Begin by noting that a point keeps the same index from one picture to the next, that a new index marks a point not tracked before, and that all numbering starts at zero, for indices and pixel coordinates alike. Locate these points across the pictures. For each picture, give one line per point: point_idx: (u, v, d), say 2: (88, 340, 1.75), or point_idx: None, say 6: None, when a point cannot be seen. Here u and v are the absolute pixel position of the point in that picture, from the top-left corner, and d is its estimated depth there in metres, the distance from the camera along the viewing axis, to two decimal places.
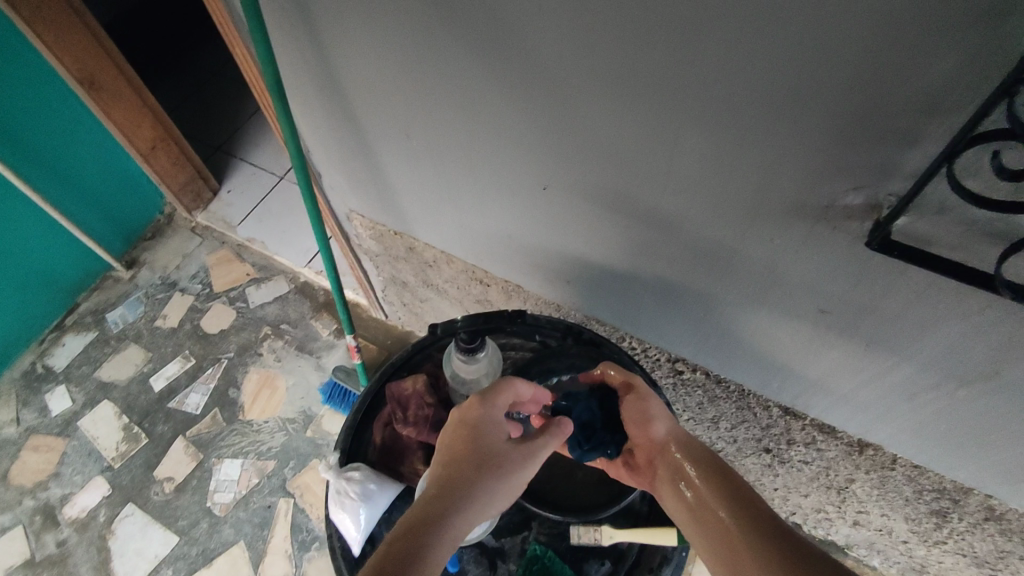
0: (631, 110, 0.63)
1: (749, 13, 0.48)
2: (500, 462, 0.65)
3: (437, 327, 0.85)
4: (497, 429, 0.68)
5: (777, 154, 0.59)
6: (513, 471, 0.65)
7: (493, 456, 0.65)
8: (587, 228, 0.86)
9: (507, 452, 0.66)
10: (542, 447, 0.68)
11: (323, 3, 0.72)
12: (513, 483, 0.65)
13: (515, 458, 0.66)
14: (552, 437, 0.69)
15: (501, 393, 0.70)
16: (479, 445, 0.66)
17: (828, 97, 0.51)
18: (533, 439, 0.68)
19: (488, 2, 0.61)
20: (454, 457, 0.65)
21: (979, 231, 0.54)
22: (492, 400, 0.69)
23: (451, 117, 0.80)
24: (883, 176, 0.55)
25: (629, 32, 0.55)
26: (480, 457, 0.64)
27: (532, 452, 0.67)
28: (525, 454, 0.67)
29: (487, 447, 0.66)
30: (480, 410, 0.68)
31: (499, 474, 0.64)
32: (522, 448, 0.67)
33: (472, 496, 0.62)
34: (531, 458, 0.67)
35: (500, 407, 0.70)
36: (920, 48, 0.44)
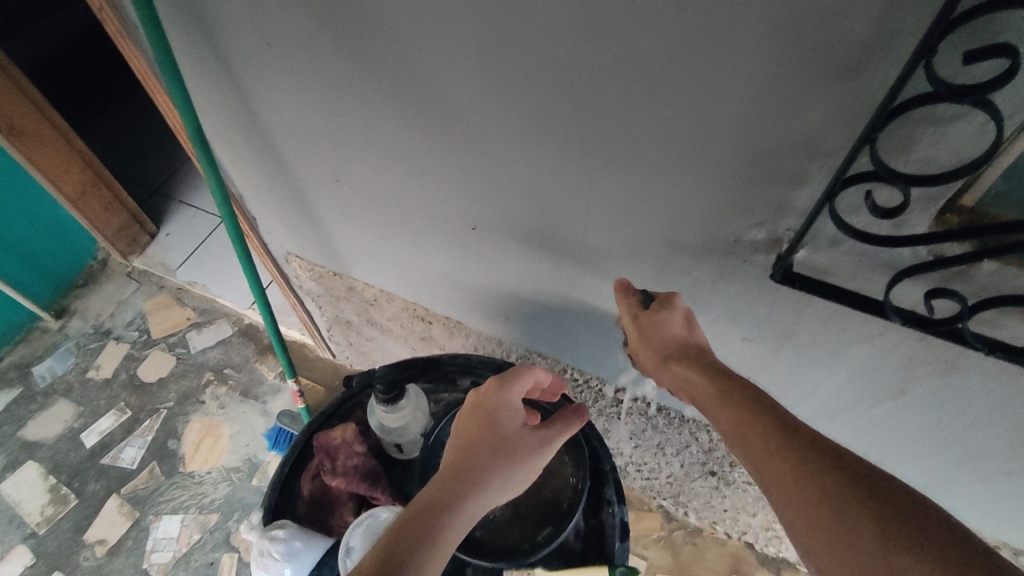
0: (547, 155, 0.65)
1: (641, 68, 0.51)
2: (515, 447, 0.68)
3: (353, 378, 0.86)
4: (512, 415, 0.71)
5: (684, 194, 0.61)
6: (528, 457, 0.68)
7: (508, 441, 0.68)
8: (519, 265, 0.87)
9: (523, 439, 0.69)
10: (557, 436, 0.71)
11: (243, 57, 0.73)
12: (527, 469, 0.68)
13: (530, 445, 0.69)
14: (568, 426, 0.72)
15: (519, 380, 0.73)
16: (496, 429, 0.69)
17: (721, 142, 0.54)
18: (548, 426, 0.71)
19: (402, 57, 0.62)
20: (474, 440, 0.68)
21: (869, 261, 0.57)
22: (511, 386, 0.72)
23: (377, 161, 0.80)
24: (780, 212, 0.58)
25: (535, 84, 0.57)
26: (496, 443, 0.68)
27: (546, 439, 0.71)
28: (540, 441, 0.70)
29: (503, 432, 0.69)
30: (499, 395, 0.71)
31: (515, 457, 0.67)
32: (538, 435, 0.70)
33: (488, 477, 0.65)
34: (545, 446, 0.70)
35: (518, 394, 0.73)
36: (793, 99, 0.47)
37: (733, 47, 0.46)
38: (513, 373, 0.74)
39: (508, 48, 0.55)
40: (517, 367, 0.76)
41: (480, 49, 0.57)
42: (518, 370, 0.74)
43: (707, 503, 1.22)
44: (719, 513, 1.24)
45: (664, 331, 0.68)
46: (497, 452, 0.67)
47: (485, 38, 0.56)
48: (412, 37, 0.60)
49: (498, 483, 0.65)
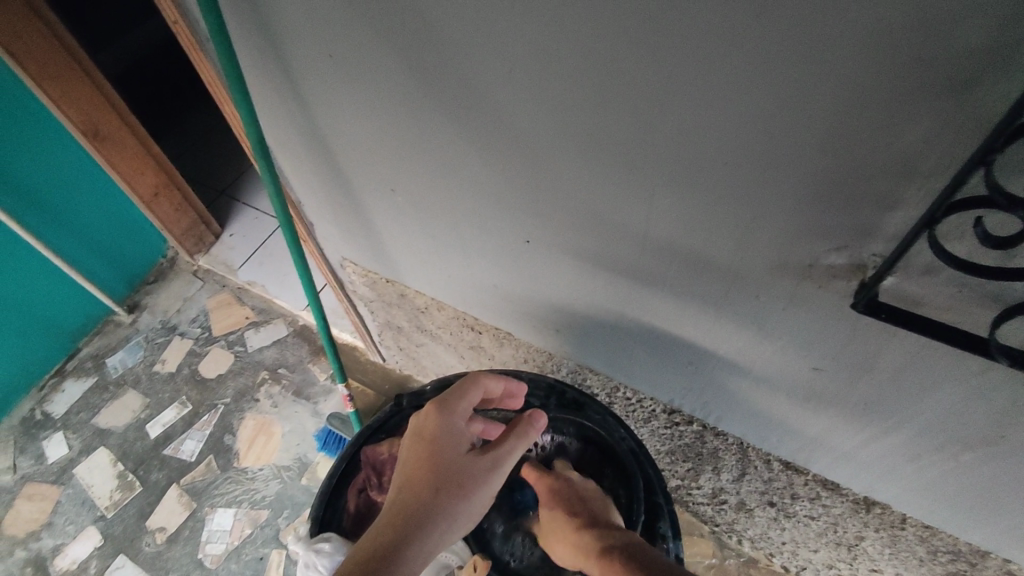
0: (607, 170, 0.62)
1: (717, 83, 0.47)
2: (461, 476, 0.67)
3: (403, 399, 0.85)
4: (456, 440, 0.70)
5: (757, 214, 0.57)
6: (479, 487, 0.67)
7: (456, 474, 0.67)
8: (573, 281, 0.84)
9: (470, 466, 0.68)
10: (508, 454, 0.71)
11: (307, 69, 0.73)
12: (478, 496, 0.67)
13: (479, 470, 0.68)
14: (518, 443, 0.71)
15: (460, 403, 0.73)
16: (440, 460, 0.67)
17: (803, 161, 0.49)
18: (497, 449, 0.70)
19: (461, 69, 0.61)
20: (416, 475, 0.66)
21: (971, 293, 0.51)
22: (452, 411, 0.72)
23: (432, 173, 0.79)
24: (866, 237, 0.53)
25: (597, 97, 0.55)
26: (440, 474, 0.66)
27: (496, 462, 0.69)
28: (490, 467, 0.69)
29: (446, 461, 0.68)
30: (441, 421, 0.71)
31: (464, 490, 0.66)
32: (486, 457, 0.69)
33: (434, 518, 0.64)
34: (495, 470, 0.69)
35: (462, 416, 0.73)
36: (893, 114, 0.43)
37: (821, 59, 0.42)
38: (456, 394, 0.74)
39: (570, 59, 0.53)
40: (460, 387, 0.75)
41: (544, 60, 0.54)
42: (461, 390, 0.74)
43: (763, 534, 1.14)
44: (776, 545, 1.15)
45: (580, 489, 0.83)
46: (440, 487, 0.65)
47: (547, 50, 0.53)
48: (472, 49, 0.58)
49: (444, 523, 0.64)
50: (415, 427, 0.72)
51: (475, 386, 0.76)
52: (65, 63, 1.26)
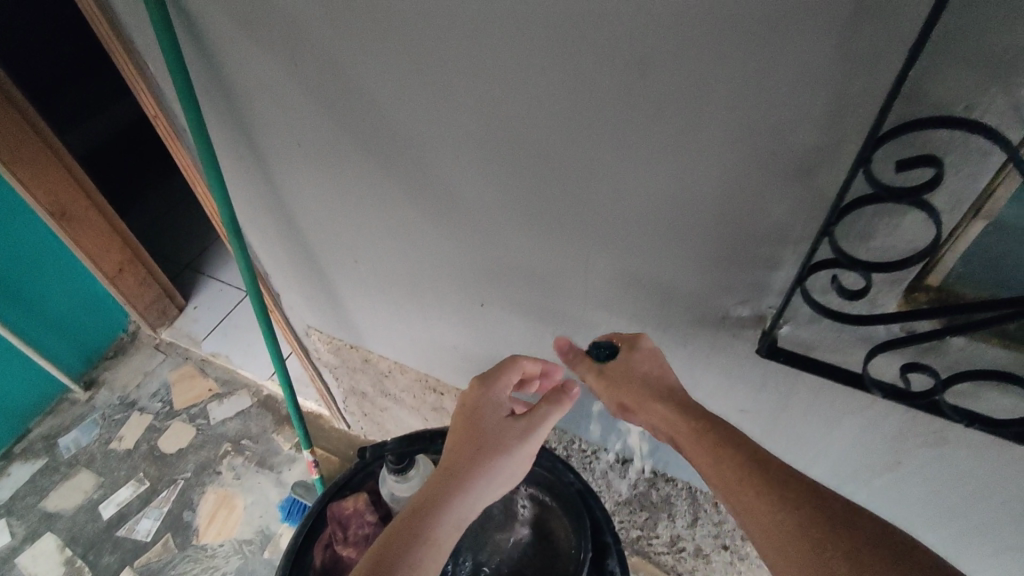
0: (546, 241, 0.72)
1: (626, 169, 0.58)
2: (498, 440, 0.69)
3: (366, 451, 0.89)
4: (496, 409, 0.72)
5: (673, 275, 0.67)
6: (514, 449, 0.68)
7: (493, 437, 0.69)
8: (525, 339, 0.92)
9: (505, 430, 0.70)
10: (542, 419, 0.71)
11: (277, 156, 0.82)
12: (513, 459, 0.68)
13: (514, 433, 0.70)
14: (553, 409, 0.71)
15: (502, 376, 0.74)
16: (479, 427, 0.70)
17: (702, 229, 0.60)
18: (532, 414, 0.71)
19: (416, 157, 0.70)
20: (458, 442, 0.69)
21: (848, 336, 0.61)
22: (493, 382, 0.73)
23: (393, 244, 0.88)
24: (761, 291, 0.62)
25: (533, 181, 0.65)
26: (479, 439, 0.69)
27: (531, 426, 0.70)
28: (526, 430, 0.70)
29: (484, 427, 0.70)
30: (481, 392, 0.73)
31: (502, 452, 0.68)
32: (521, 422, 0.70)
33: (473, 479, 0.65)
34: (532, 433, 0.70)
35: (503, 387, 0.74)
36: (764, 194, 0.53)
37: (703, 151, 0.53)
38: (497, 368, 0.75)
39: (507, 148, 0.63)
40: (502, 362, 0.76)
41: (486, 151, 0.64)
42: (503, 365, 0.75)
43: None
44: None
45: (635, 371, 0.66)
46: (478, 450, 0.67)
47: (488, 142, 0.63)
48: (426, 141, 0.67)
49: (483, 483, 0.66)
50: (458, 400, 0.74)
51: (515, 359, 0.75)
52: (37, 149, 1.32)
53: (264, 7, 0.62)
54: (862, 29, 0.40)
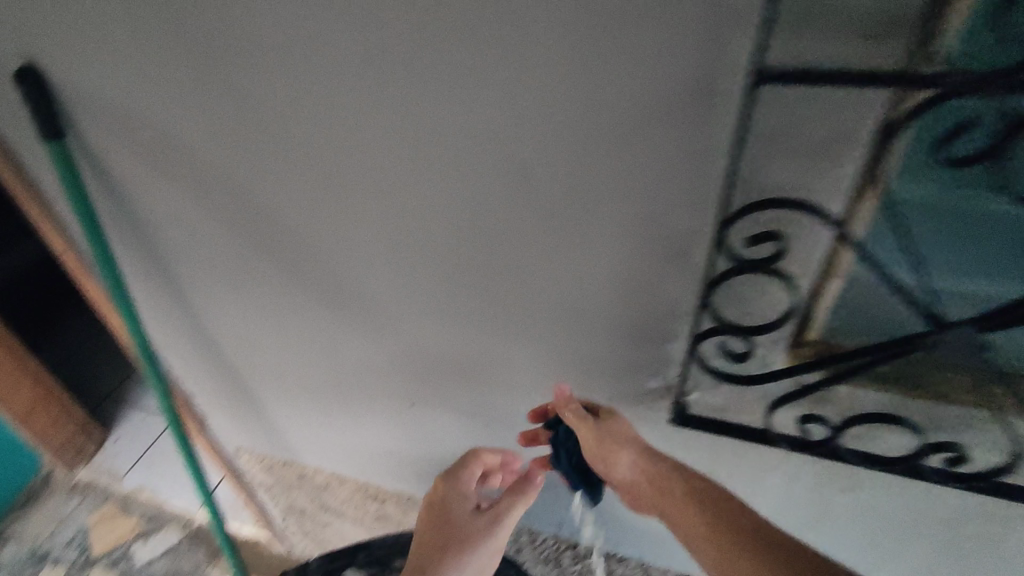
0: (463, 337, 0.74)
1: (523, 264, 0.62)
2: (465, 534, 0.73)
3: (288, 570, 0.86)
4: (464, 502, 0.75)
5: (584, 355, 0.70)
6: (481, 542, 0.73)
7: (461, 531, 0.73)
8: (457, 433, 0.91)
9: (472, 525, 0.74)
10: (506, 512, 0.74)
11: (190, 279, 0.82)
12: (481, 551, 0.73)
13: (480, 527, 0.73)
14: (518, 503, 0.74)
15: (467, 467, 0.77)
16: (448, 523, 0.74)
17: (601, 311, 0.64)
18: (496, 506, 0.74)
19: (327, 269, 0.72)
20: (426, 536, 0.73)
21: (749, 396, 0.65)
22: (458, 475, 0.76)
23: (315, 353, 0.87)
24: (666, 363, 0.66)
25: (441, 281, 0.68)
26: (447, 534, 0.73)
27: (497, 518, 0.73)
28: (493, 522, 0.73)
29: (453, 522, 0.74)
30: (447, 487, 0.76)
31: (470, 544, 0.73)
32: (487, 517, 0.74)
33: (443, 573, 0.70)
34: (498, 524, 0.73)
35: (469, 478, 0.76)
36: (647, 274, 0.58)
37: (587, 242, 0.57)
38: (462, 461, 0.77)
39: (415, 253, 0.66)
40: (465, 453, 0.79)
41: (393, 256, 0.67)
42: (467, 457, 0.77)
43: None
44: None
45: (626, 430, 0.65)
46: (447, 546, 0.72)
47: (395, 249, 0.66)
48: (336, 253, 0.70)
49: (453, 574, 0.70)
50: (428, 496, 0.77)
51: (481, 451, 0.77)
52: None
53: (169, 144, 0.64)
54: (697, 133, 0.46)
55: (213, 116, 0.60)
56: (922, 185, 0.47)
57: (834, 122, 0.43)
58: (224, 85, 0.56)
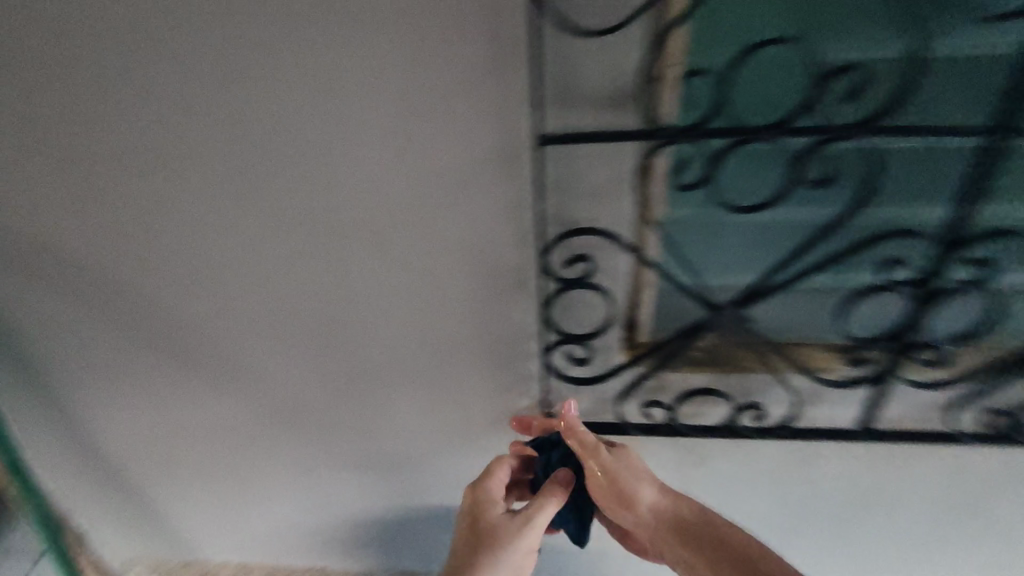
0: (348, 391, 0.79)
1: (391, 311, 0.70)
2: (496, 537, 0.69)
3: None
4: (495, 505, 0.71)
5: (460, 389, 0.77)
6: (512, 545, 0.68)
7: (492, 536, 0.69)
8: (358, 492, 0.94)
9: (503, 528, 0.69)
10: (538, 514, 0.68)
11: (65, 374, 0.82)
12: (515, 556, 0.68)
13: (512, 530, 0.68)
14: (550, 501, 0.68)
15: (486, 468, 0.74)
16: (479, 526, 0.70)
17: (465, 344, 0.71)
18: (527, 508, 0.69)
19: (210, 343, 0.76)
20: (460, 540, 0.71)
21: (602, 398, 0.75)
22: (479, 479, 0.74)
23: (204, 434, 0.88)
24: (529, 383, 0.74)
25: (319, 338, 0.73)
26: (478, 538, 0.70)
27: (527, 520, 0.68)
28: (524, 524, 0.68)
29: (483, 526, 0.70)
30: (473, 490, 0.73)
31: (502, 547, 0.68)
32: (517, 519, 0.69)
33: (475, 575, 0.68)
34: (529, 527, 0.68)
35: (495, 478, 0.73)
36: (496, 305, 0.67)
37: (441, 283, 0.66)
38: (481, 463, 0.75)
39: (297, 317, 0.72)
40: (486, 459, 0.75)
41: (272, 321, 0.72)
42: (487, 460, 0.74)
43: None
44: None
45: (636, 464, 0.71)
46: (480, 549, 0.69)
47: (273, 314, 0.72)
48: (216, 325, 0.74)
49: None
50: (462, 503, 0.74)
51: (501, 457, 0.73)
52: None
53: (42, 240, 0.69)
54: (511, 191, 0.58)
55: (90, 207, 0.66)
56: (682, 209, 0.61)
57: (604, 161, 0.57)
58: (102, 182, 0.64)
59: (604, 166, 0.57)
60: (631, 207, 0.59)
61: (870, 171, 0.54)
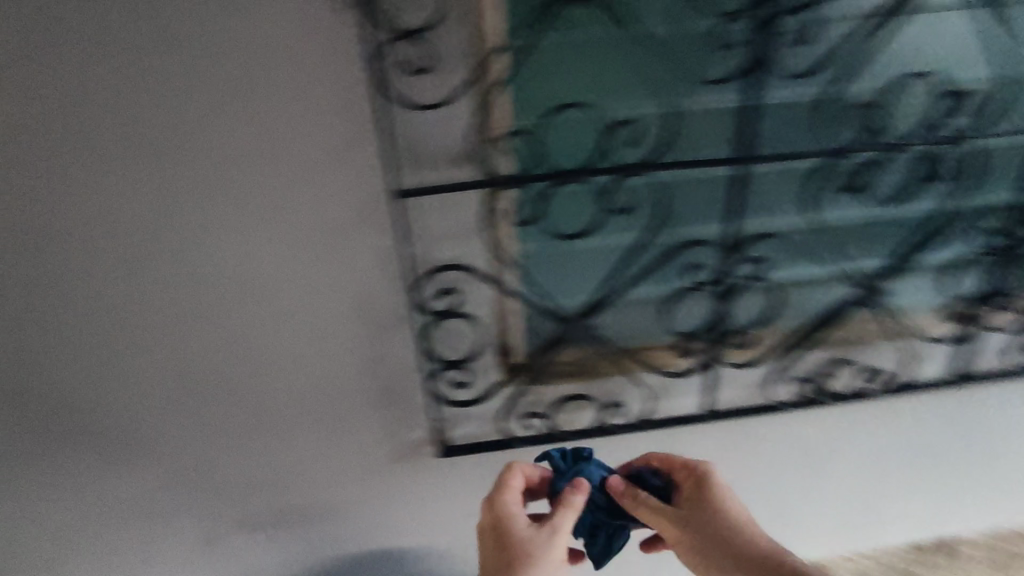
0: (246, 448, 0.81)
1: (283, 359, 0.75)
2: (524, 551, 0.64)
3: None
4: (518, 520, 0.67)
5: (357, 429, 0.82)
6: (542, 556, 0.63)
7: (522, 551, 0.64)
8: (263, 563, 0.91)
9: (530, 541, 0.64)
10: (563, 521, 0.65)
11: None
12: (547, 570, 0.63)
13: (541, 542, 0.64)
14: (572, 506, 0.65)
15: (499, 486, 0.71)
16: (507, 545, 0.65)
17: (357, 382, 0.78)
18: (550, 518, 0.66)
19: (98, 415, 0.76)
20: (486, 564, 0.65)
21: (489, 418, 0.83)
22: (495, 496, 0.70)
23: (92, 520, 0.84)
24: (420, 412, 0.81)
25: (213, 396, 0.77)
26: (507, 555, 0.64)
27: (553, 529, 0.65)
28: (552, 534, 0.65)
29: (510, 543, 0.65)
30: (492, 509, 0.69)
31: (531, 561, 0.63)
32: (543, 529, 0.65)
33: None
34: (557, 535, 0.64)
35: (512, 494, 0.70)
36: (381, 341, 0.75)
37: (328, 326, 0.73)
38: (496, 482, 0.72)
39: (189, 377, 0.75)
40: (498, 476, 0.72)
41: (165, 384, 0.75)
42: (502, 476, 0.71)
43: None
44: None
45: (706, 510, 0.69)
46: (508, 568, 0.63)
47: (165, 377, 0.75)
48: (105, 396, 0.75)
49: None
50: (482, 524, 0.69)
51: (513, 471, 0.71)
52: None
53: None
54: (380, 242, 0.69)
55: None
56: (528, 241, 0.72)
57: (456, 206, 0.68)
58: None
59: (456, 211, 0.68)
60: (484, 242, 0.71)
61: (657, 201, 0.71)
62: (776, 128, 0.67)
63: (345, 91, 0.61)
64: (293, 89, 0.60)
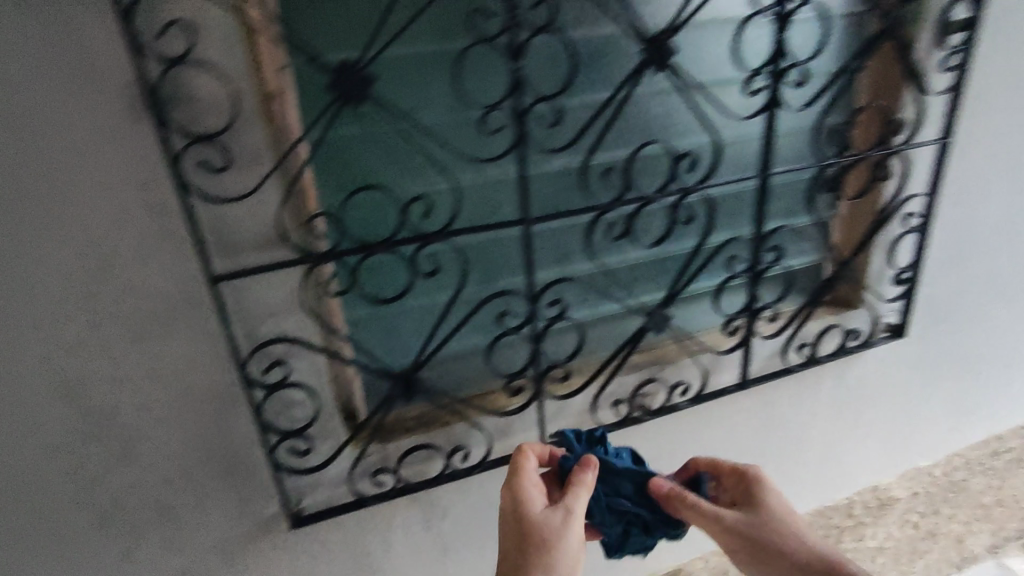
0: (81, 553, 0.78)
1: (112, 457, 0.75)
2: (540, 530, 0.64)
3: None
4: (534, 502, 0.68)
5: (202, 513, 0.82)
6: (560, 536, 0.64)
7: (541, 531, 0.64)
8: None
9: (545, 520, 0.65)
10: (577, 502, 0.67)
11: None
12: (566, 550, 0.63)
13: (556, 521, 0.65)
14: (584, 489, 0.68)
15: (515, 471, 0.71)
16: (524, 527, 0.65)
17: (196, 467, 0.79)
18: (564, 500, 0.67)
19: None
20: (506, 549, 0.65)
21: (338, 480, 0.86)
22: (510, 481, 0.70)
23: None
24: (266, 485, 0.83)
25: (37, 507, 0.74)
26: (525, 536, 0.64)
27: (568, 510, 0.66)
28: (567, 516, 0.66)
29: (526, 525, 0.65)
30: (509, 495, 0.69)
31: (551, 541, 0.63)
32: (558, 510, 0.66)
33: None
34: (572, 516, 0.66)
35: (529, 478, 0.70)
36: (216, 423, 0.77)
37: (157, 417, 0.74)
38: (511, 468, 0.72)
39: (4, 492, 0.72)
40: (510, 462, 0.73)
41: None
42: (514, 461, 0.72)
43: None
44: None
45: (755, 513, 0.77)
46: (529, 549, 0.63)
47: None
48: None
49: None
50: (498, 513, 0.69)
51: (526, 456, 0.72)
52: None
53: None
54: (203, 326, 0.72)
55: None
56: (355, 309, 0.81)
57: (274, 285, 0.73)
58: None
59: (275, 290, 0.73)
60: (309, 315, 0.76)
61: (459, 262, 0.81)
62: (545, 193, 0.80)
63: (148, 194, 0.65)
64: (92, 195, 0.63)
